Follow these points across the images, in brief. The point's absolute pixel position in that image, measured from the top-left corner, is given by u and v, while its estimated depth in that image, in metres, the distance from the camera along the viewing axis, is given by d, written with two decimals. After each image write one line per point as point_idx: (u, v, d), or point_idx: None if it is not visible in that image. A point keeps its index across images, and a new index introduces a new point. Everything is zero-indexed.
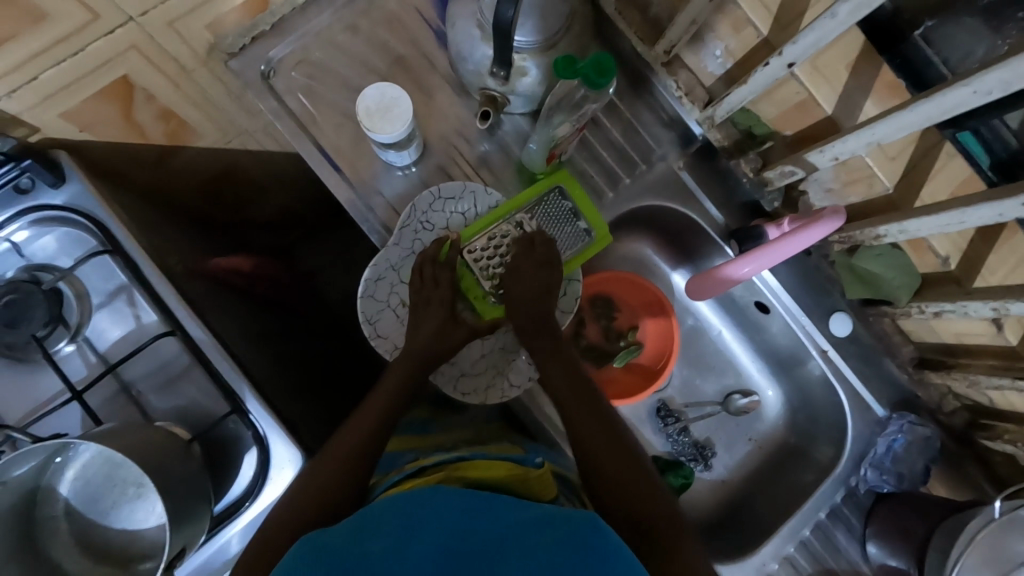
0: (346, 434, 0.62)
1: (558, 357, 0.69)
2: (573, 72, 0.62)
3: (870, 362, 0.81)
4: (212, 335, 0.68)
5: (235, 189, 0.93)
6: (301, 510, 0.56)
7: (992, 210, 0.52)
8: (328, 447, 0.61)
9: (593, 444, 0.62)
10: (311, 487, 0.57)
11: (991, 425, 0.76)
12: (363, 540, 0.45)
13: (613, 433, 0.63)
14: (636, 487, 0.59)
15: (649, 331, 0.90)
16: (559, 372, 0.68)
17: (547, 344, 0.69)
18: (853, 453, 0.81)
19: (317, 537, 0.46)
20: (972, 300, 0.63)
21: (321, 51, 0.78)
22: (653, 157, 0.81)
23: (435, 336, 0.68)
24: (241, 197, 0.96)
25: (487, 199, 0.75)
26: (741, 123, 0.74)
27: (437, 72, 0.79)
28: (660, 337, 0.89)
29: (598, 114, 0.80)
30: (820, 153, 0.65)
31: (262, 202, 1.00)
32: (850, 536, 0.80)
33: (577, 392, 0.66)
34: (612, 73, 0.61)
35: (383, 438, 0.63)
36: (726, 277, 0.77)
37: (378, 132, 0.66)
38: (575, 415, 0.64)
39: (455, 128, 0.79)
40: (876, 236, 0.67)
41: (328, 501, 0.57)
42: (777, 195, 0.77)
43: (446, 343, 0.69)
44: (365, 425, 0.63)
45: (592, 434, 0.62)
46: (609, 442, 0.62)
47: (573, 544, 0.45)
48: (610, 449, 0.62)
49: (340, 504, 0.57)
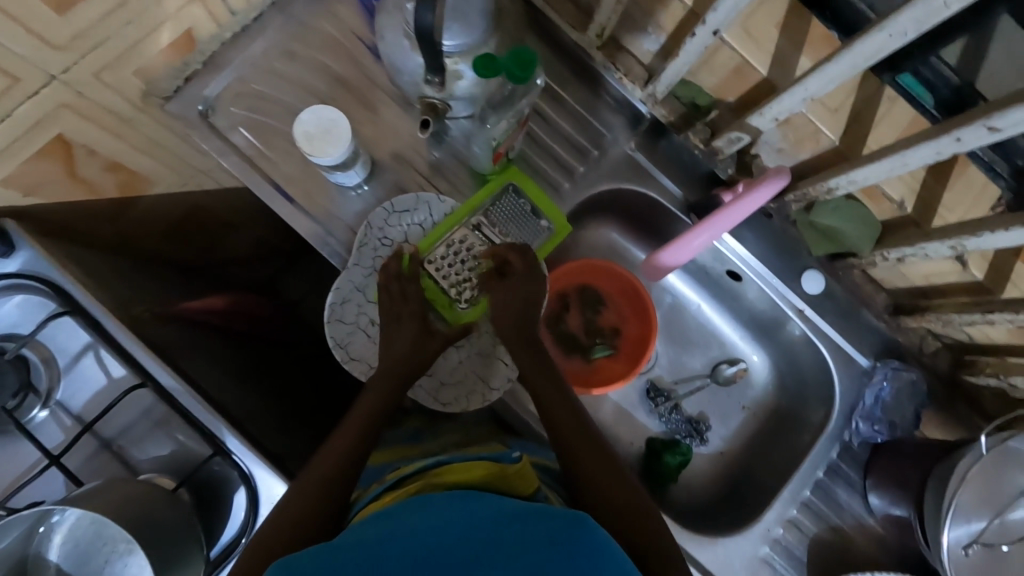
0: (322, 460, 0.61)
1: (549, 383, 0.67)
2: (495, 70, 0.62)
3: (849, 316, 0.81)
4: (184, 382, 0.67)
5: (201, 232, 0.93)
6: (278, 535, 0.56)
7: (930, 149, 0.52)
8: (305, 473, 0.61)
9: (587, 470, 0.60)
10: (283, 515, 0.57)
11: (974, 360, 0.76)
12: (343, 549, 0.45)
13: (589, 434, 0.63)
14: (616, 492, 0.58)
15: (627, 326, 0.89)
16: (552, 394, 0.66)
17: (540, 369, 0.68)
18: (843, 408, 0.81)
19: (294, 562, 0.44)
20: (929, 241, 0.63)
21: (258, 81, 0.77)
22: (604, 142, 0.81)
23: (404, 351, 0.68)
24: (208, 240, 0.95)
25: (442, 207, 0.74)
26: (684, 95, 0.74)
27: (377, 88, 0.78)
28: (639, 332, 0.88)
29: (544, 105, 0.79)
30: (760, 115, 0.64)
31: (230, 242, 0.99)
32: (851, 491, 0.80)
33: (569, 416, 0.65)
34: (534, 65, 0.63)
35: (362, 458, 0.63)
36: (682, 247, 0.75)
37: (319, 155, 0.65)
38: (570, 439, 0.63)
39: (403, 140, 0.79)
40: (829, 190, 0.66)
41: (305, 528, 0.56)
42: (729, 162, 0.76)
43: (416, 356, 0.68)
44: (342, 447, 0.63)
45: (571, 444, 0.62)
46: (586, 447, 0.62)
47: (559, 542, 0.45)
48: (589, 454, 0.61)
49: (317, 528, 0.57)
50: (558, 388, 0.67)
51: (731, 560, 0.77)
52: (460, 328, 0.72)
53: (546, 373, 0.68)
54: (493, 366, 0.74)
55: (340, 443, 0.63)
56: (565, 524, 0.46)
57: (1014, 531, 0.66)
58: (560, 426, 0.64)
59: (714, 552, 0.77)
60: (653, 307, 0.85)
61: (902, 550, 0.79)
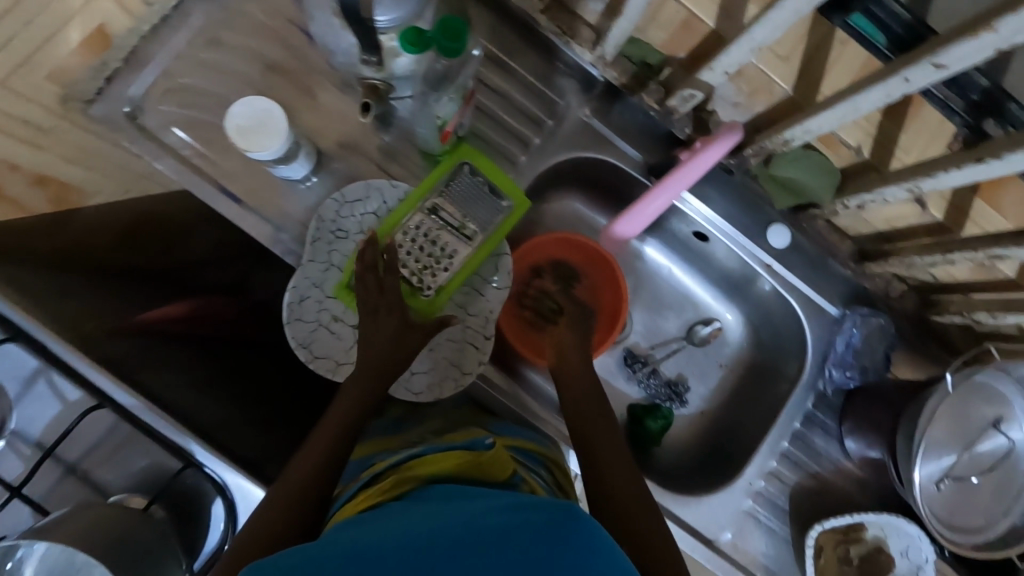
0: (299, 463, 0.59)
1: (586, 394, 0.68)
2: (424, 44, 0.59)
3: (816, 266, 0.81)
4: (141, 398, 0.64)
5: (155, 236, 0.83)
6: (261, 532, 0.54)
7: (880, 92, 0.51)
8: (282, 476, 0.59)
9: (608, 473, 0.60)
10: (258, 526, 0.54)
11: (939, 300, 0.76)
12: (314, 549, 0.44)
13: (615, 440, 0.64)
14: (632, 499, 0.57)
15: (599, 295, 0.87)
16: (585, 403, 0.67)
17: (577, 375, 0.70)
18: (816, 357, 0.81)
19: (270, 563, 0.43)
20: (886, 185, 0.62)
21: (186, 75, 0.72)
22: (558, 110, 0.78)
23: (382, 347, 0.65)
24: (162, 241, 0.85)
25: (395, 192, 0.72)
26: (634, 55, 0.71)
27: (315, 72, 0.74)
28: (611, 303, 0.86)
29: (492, 76, 0.76)
30: (710, 70, 0.63)
31: (184, 245, 0.89)
32: (828, 437, 0.82)
33: (602, 430, 0.64)
34: (465, 35, 0.58)
35: (344, 451, 0.61)
36: (643, 211, 0.74)
37: (255, 150, 0.62)
38: (597, 451, 0.62)
39: (347, 125, 0.75)
40: (785, 141, 0.65)
41: (282, 531, 0.55)
42: (686, 120, 0.74)
43: (395, 351, 0.65)
44: (320, 448, 0.61)
45: (596, 447, 0.63)
46: (611, 449, 0.62)
47: (547, 532, 0.43)
48: (613, 459, 0.61)
49: (296, 527, 0.55)
50: (595, 401, 0.67)
51: (716, 515, 0.78)
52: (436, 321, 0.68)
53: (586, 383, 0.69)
54: (464, 351, 0.73)
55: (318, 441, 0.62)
56: (544, 508, 0.45)
57: (982, 461, 0.68)
58: (591, 437, 0.64)
59: (699, 511, 0.78)
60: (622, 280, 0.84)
61: (879, 490, 0.82)
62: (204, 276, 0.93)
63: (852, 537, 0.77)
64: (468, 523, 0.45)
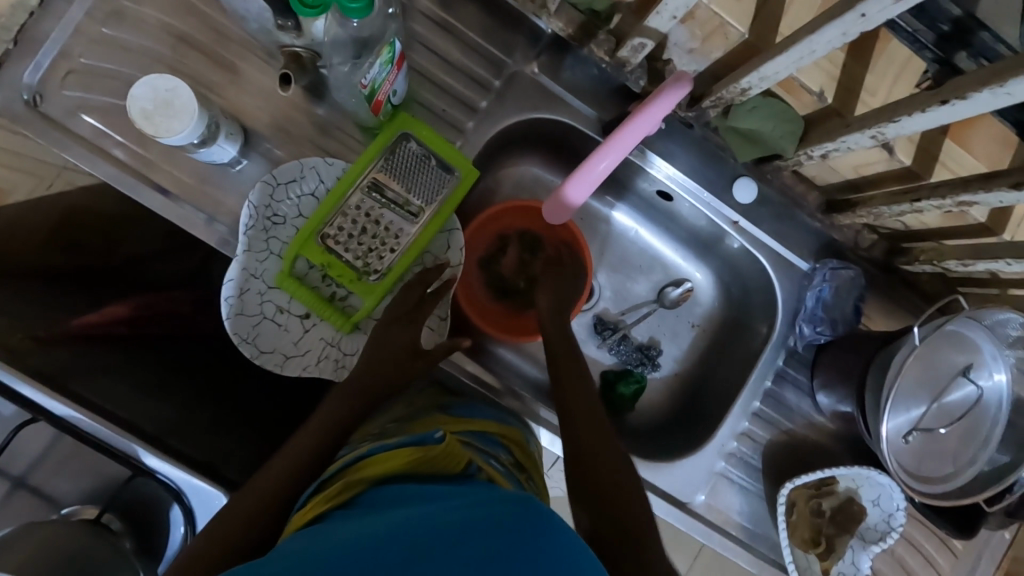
0: (277, 463, 0.58)
1: (572, 373, 0.67)
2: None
3: (783, 219, 0.78)
4: (78, 409, 0.61)
5: (88, 231, 0.77)
6: (226, 534, 0.52)
7: (836, 31, 0.46)
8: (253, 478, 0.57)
9: (587, 450, 0.60)
10: (215, 532, 0.53)
11: (910, 248, 0.74)
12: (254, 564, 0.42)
13: (593, 415, 0.64)
14: (611, 474, 0.58)
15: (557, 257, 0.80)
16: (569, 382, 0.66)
17: (567, 351, 0.69)
18: (786, 314, 0.79)
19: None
20: (849, 132, 0.58)
21: (87, 54, 0.65)
22: (504, 68, 0.72)
23: (387, 363, 0.63)
24: (103, 236, 0.79)
25: (332, 170, 0.67)
26: (580, 1, 0.64)
27: (232, 42, 0.68)
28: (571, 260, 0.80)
29: (428, 36, 0.70)
30: (657, 15, 0.57)
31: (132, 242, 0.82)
32: (800, 393, 0.81)
33: (583, 410, 0.64)
34: None
35: (312, 456, 0.58)
36: (588, 176, 0.68)
37: (166, 135, 0.56)
38: (580, 419, 0.63)
39: (273, 100, 0.69)
40: (742, 91, 0.60)
41: (241, 534, 0.53)
42: (640, 71, 0.69)
43: (398, 365, 0.64)
44: (292, 450, 0.58)
45: (576, 422, 0.63)
46: (591, 425, 0.63)
47: (516, 531, 0.42)
48: (592, 436, 0.62)
49: (260, 529, 0.53)
50: (580, 381, 0.66)
51: (690, 478, 0.78)
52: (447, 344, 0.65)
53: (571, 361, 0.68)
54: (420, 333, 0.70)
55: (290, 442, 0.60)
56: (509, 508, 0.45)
57: (952, 412, 0.67)
58: (573, 420, 0.63)
59: (673, 475, 0.77)
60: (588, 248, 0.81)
61: (852, 441, 0.81)
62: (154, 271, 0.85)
63: (824, 491, 0.78)
64: (437, 520, 0.44)
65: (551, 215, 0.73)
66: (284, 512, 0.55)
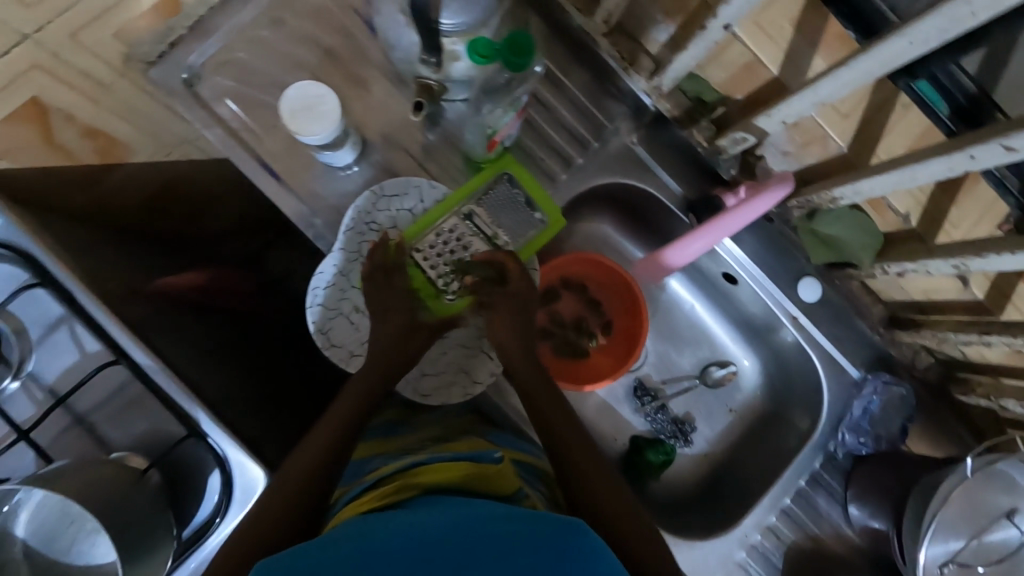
0: (309, 449, 0.60)
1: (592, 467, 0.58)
2: (492, 54, 0.62)
3: (842, 323, 0.80)
4: (157, 359, 0.64)
5: (181, 204, 0.87)
6: (260, 527, 0.54)
7: (942, 165, 0.50)
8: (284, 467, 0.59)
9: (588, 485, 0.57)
10: (265, 506, 0.56)
11: (966, 378, 0.75)
12: (306, 554, 0.45)
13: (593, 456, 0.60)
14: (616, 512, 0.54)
15: (502, 301, 0.68)
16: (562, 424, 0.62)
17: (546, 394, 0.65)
18: (830, 418, 0.80)
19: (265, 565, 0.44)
20: (932, 258, 0.61)
21: (243, 51, 0.73)
22: (604, 132, 0.78)
23: (392, 354, 0.66)
24: (192, 210, 0.90)
25: (433, 193, 0.72)
26: (690, 91, 0.71)
27: (369, 63, 0.75)
28: (523, 316, 0.70)
29: (544, 92, 0.76)
30: (767, 117, 0.62)
31: (213, 214, 0.94)
32: (832, 500, 0.80)
33: (583, 452, 0.59)
34: (531, 52, 0.62)
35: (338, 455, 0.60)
36: (681, 254, 0.76)
37: (305, 134, 0.63)
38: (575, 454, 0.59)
39: (394, 120, 0.75)
40: (833, 199, 0.64)
41: (281, 522, 0.55)
42: (733, 162, 0.74)
43: (403, 352, 0.67)
44: (321, 440, 0.61)
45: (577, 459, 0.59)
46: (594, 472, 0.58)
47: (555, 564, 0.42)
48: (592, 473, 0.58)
49: (295, 522, 0.55)
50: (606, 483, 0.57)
51: (707, 562, 0.77)
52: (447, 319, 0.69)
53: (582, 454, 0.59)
54: (477, 359, 0.72)
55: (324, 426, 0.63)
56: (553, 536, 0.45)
57: (991, 553, 0.66)
58: (580, 464, 0.58)
59: (692, 554, 0.77)
60: (644, 305, 0.82)
61: (878, 560, 0.80)
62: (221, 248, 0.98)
63: None
64: (476, 539, 0.45)
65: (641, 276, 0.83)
66: (323, 506, 0.57)
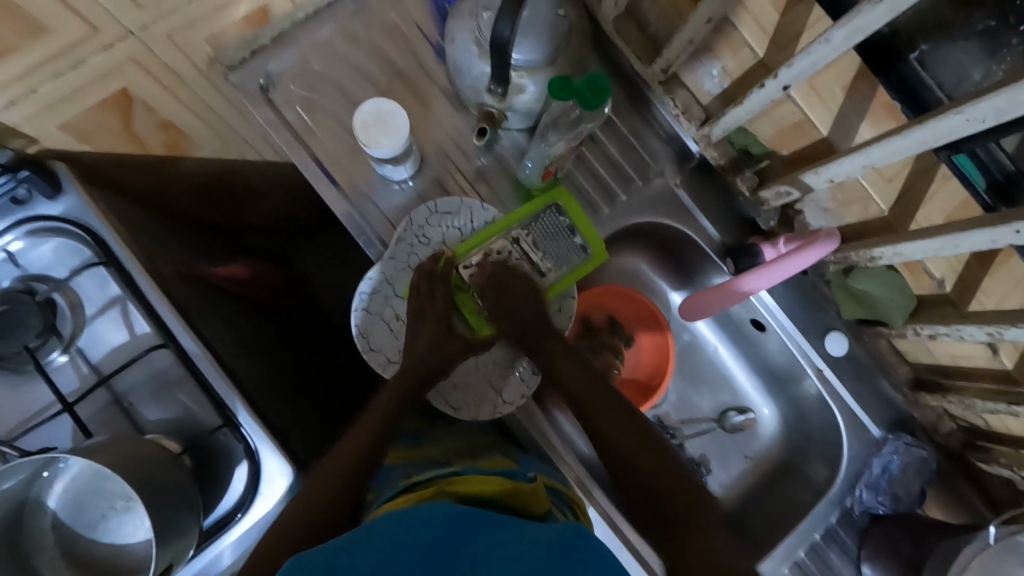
0: (347, 448, 0.62)
1: (614, 416, 0.66)
2: (568, 93, 0.63)
3: (866, 381, 0.81)
4: (205, 348, 0.66)
5: (231, 198, 0.92)
6: (302, 522, 0.56)
7: (987, 236, 0.53)
8: (325, 465, 0.61)
9: (620, 446, 0.64)
10: (305, 503, 0.57)
11: (988, 447, 0.76)
12: (347, 553, 0.46)
13: (624, 415, 0.66)
14: (647, 463, 0.62)
15: (508, 282, 0.70)
16: (587, 387, 0.69)
17: (564, 358, 0.71)
18: (848, 473, 0.80)
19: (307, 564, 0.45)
20: (966, 323, 0.64)
21: (319, 64, 0.78)
22: (650, 173, 0.81)
23: (435, 361, 0.67)
24: (238, 205, 0.94)
25: (484, 214, 0.74)
26: (738, 142, 0.75)
27: (435, 86, 0.79)
28: (539, 276, 0.70)
29: (597, 130, 0.80)
30: (815, 174, 0.65)
31: (257, 212, 0.98)
32: (845, 558, 0.80)
33: (611, 412, 0.67)
34: (608, 92, 0.63)
35: (377, 459, 0.61)
36: (733, 293, 0.77)
37: (375, 146, 0.68)
38: (600, 413, 0.67)
39: (451, 141, 0.79)
40: (872, 257, 0.68)
41: (331, 514, 0.56)
42: (773, 214, 0.78)
43: (442, 367, 0.68)
44: (367, 435, 0.63)
45: (604, 422, 0.66)
46: (627, 438, 0.64)
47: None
48: (621, 432, 0.65)
49: (340, 517, 0.57)
50: (628, 433, 0.65)
51: None
52: (482, 338, 0.72)
53: (600, 411, 0.67)
54: (508, 379, 0.73)
55: (372, 422, 0.64)
56: (590, 556, 0.47)
57: None
58: (609, 428, 0.65)
59: None
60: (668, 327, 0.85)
61: None
62: (255, 243, 1.01)
63: None
64: (515, 550, 0.47)
65: (683, 315, 0.84)
66: (361, 505, 0.58)
